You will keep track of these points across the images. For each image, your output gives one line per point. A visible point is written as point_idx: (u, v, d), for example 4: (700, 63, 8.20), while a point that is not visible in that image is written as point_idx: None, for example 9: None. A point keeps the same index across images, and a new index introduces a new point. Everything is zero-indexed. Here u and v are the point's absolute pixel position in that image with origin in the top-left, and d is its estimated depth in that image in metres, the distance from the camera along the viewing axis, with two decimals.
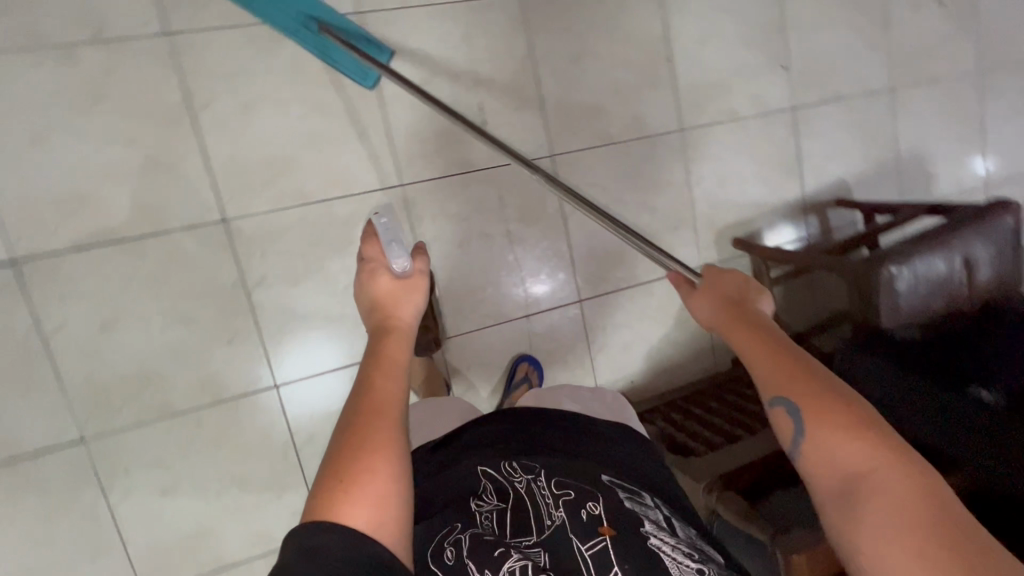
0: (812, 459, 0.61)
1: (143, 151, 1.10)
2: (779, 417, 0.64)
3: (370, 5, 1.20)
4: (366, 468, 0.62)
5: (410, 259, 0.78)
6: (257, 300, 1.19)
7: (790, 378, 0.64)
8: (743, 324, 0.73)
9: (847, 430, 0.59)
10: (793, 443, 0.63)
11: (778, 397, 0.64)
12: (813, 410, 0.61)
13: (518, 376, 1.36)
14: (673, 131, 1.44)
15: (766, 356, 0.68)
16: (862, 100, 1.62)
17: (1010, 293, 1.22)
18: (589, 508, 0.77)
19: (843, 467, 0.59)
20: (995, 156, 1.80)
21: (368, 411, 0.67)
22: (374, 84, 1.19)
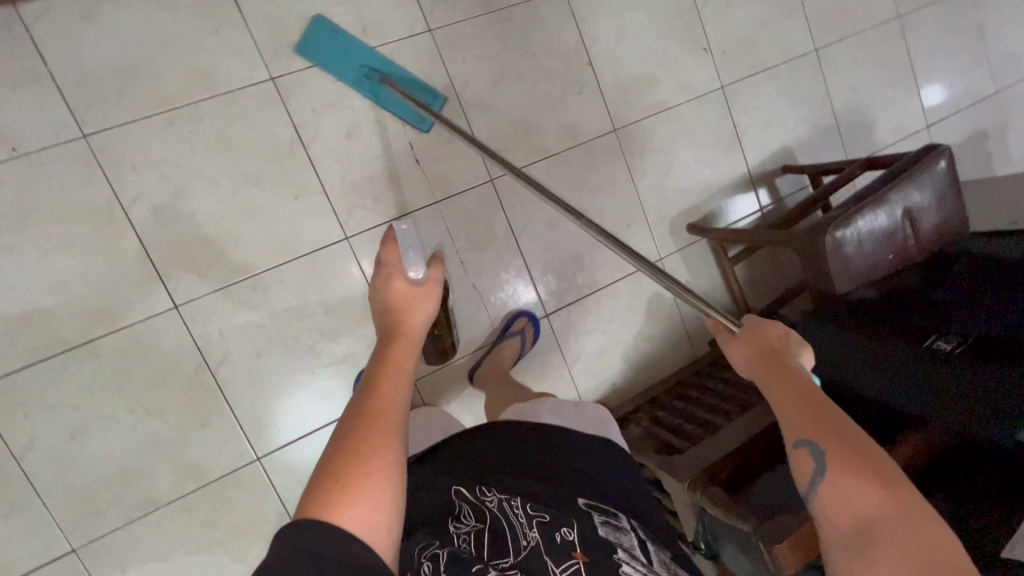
0: (829, 506, 0.59)
1: (80, 255, 1.09)
2: (800, 459, 0.62)
3: (280, 67, 1.19)
4: (365, 467, 0.57)
5: (428, 267, 0.85)
6: (224, 378, 1.19)
7: (819, 423, 0.63)
8: (772, 364, 0.72)
9: (870, 480, 0.57)
10: (811, 488, 0.61)
11: (803, 438, 0.62)
12: (838, 454, 0.60)
13: (513, 329, 1.36)
14: (607, 133, 1.45)
15: (793, 397, 0.66)
16: (791, 65, 1.63)
17: (954, 234, 1.24)
18: (563, 533, 0.72)
19: (864, 516, 0.56)
20: (931, 95, 1.82)
21: (370, 414, 0.63)
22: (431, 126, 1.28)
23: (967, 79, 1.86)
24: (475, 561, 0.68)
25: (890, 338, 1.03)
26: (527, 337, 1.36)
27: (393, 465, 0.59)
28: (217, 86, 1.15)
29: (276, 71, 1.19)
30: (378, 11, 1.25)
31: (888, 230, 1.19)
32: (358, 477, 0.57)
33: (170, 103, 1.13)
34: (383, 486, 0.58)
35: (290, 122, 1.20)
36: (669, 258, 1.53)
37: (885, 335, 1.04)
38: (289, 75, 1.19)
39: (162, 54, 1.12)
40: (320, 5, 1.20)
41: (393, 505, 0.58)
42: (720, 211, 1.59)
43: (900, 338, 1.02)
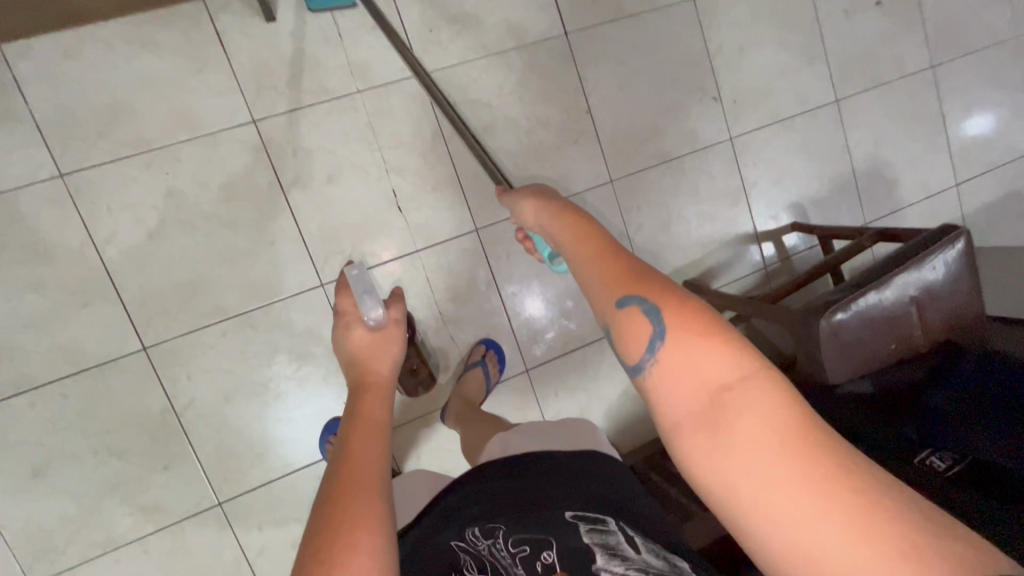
0: (665, 375, 0.48)
1: (53, 294, 1.09)
2: (631, 319, 0.50)
3: (263, 110, 1.16)
4: (345, 559, 0.48)
5: (389, 308, 0.77)
6: (190, 421, 1.18)
7: (632, 275, 0.53)
8: (572, 224, 0.63)
9: (708, 334, 0.47)
10: (649, 355, 0.49)
11: (632, 297, 0.51)
12: (670, 308, 0.49)
13: (473, 359, 1.31)
14: (603, 184, 1.39)
15: (606, 264, 0.56)
16: (807, 116, 1.54)
17: (968, 324, 1.14)
18: (545, 560, 0.73)
19: (707, 383, 0.46)
20: (963, 150, 1.70)
21: (342, 494, 0.55)
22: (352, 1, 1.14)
23: (1006, 134, 1.73)
24: None
25: (875, 446, 0.99)
26: (490, 368, 1.30)
27: (379, 544, 0.51)
28: (197, 128, 1.13)
29: (259, 114, 1.16)
30: (366, 54, 1.21)
31: (894, 312, 1.09)
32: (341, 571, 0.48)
33: (149, 144, 1.12)
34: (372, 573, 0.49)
35: (270, 167, 1.18)
36: None
37: (870, 442, 1.00)
38: (270, 118, 1.17)
39: (142, 95, 1.10)
40: (305, 48, 1.17)
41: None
42: (721, 267, 1.51)
43: (883, 449, 0.99)
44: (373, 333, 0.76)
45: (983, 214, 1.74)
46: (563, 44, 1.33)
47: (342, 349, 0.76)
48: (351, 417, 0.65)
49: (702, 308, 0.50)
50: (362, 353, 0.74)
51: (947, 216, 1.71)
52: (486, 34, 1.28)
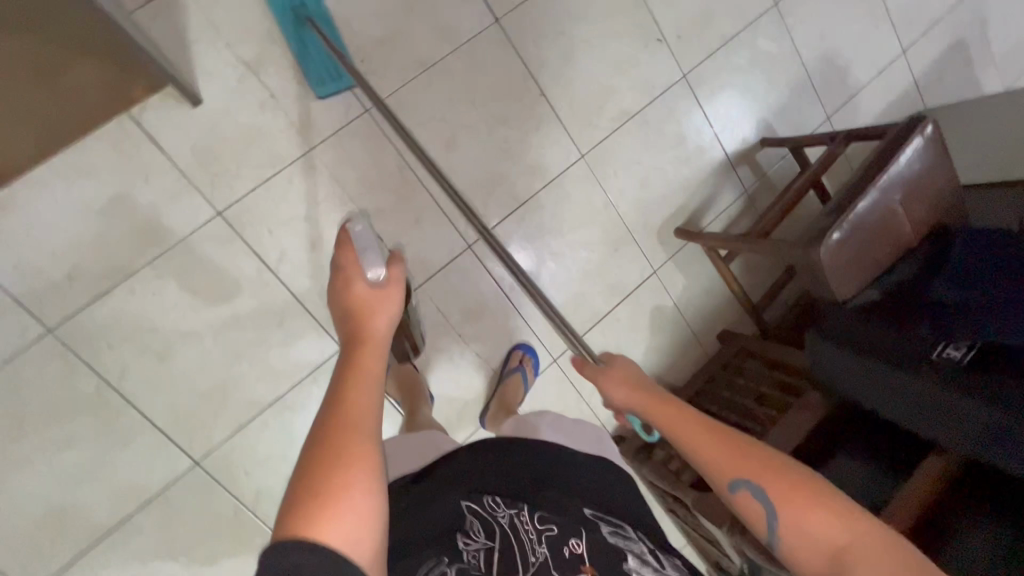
0: (796, 540, 0.60)
1: (88, 443, 1.08)
2: (744, 502, 0.63)
3: (225, 199, 1.11)
4: (346, 476, 0.52)
5: (391, 265, 0.76)
6: (264, 511, 1.22)
7: (735, 458, 0.64)
8: (660, 407, 0.74)
9: (808, 502, 0.59)
10: (773, 530, 0.61)
11: (737, 479, 0.63)
12: (774, 485, 0.61)
13: (512, 364, 1.34)
14: (575, 161, 1.38)
15: (705, 442, 0.67)
16: (751, 28, 1.51)
17: (948, 200, 1.19)
18: (571, 546, 0.66)
19: (823, 545, 0.58)
20: (903, 16, 1.69)
21: (342, 422, 0.56)
22: (352, 82, 1.13)
23: None
24: None
25: (898, 349, 1.03)
26: (528, 371, 1.34)
27: (376, 470, 0.54)
28: (166, 239, 1.09)
29: (222, 203, 1.11)
30: (307, 108, 1.15)
31: (882, 214, 1.14)
32: (342, 488, 0.51)
33: (124, 270, 1.07)
34: (368, 490, 0.53)
35: (252, 253, 1.14)
36: (664, 268, 1.50)
37: (890, 346, 1.04)
38: (235, 205, 1.12)
39: (99, 224, 1.05)
40: (242, 121, 1.11)
41: (378, 513, 0.53)
42: (707, 204, 1.53)
43: (911, 353, 1.02)
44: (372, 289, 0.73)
45: (932, 74, 1.77)
46: (498, 32, 1.27)
47: (338, 298, 0.73)
48: (349, 359, 0.65)
49: (793, 470, 0.62)
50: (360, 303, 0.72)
51: (901, 86, 1.73)
52: (417, 47, 1.22)
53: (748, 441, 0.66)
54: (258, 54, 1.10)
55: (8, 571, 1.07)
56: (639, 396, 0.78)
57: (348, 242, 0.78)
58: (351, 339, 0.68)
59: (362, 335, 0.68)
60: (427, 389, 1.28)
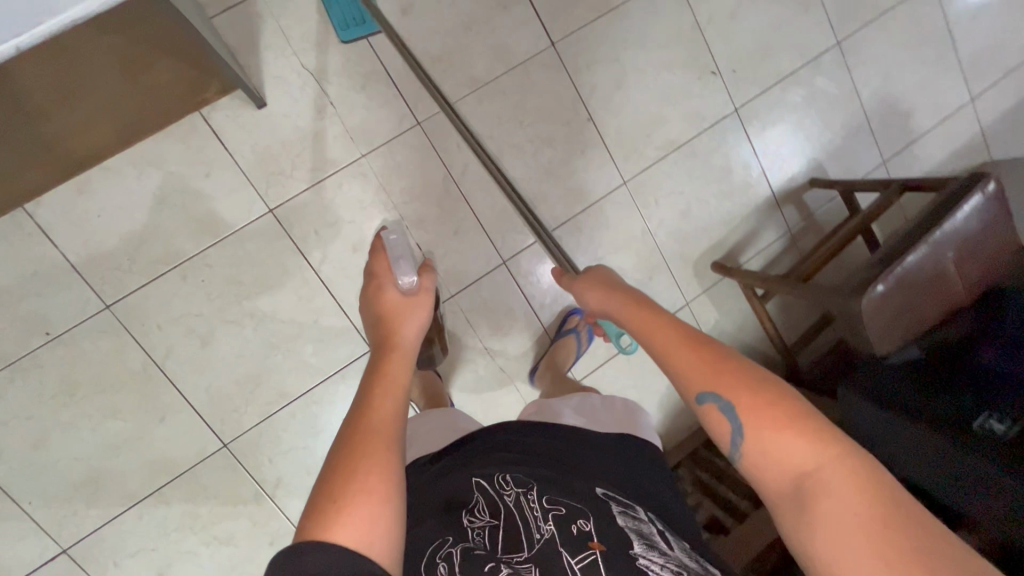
0: (759, 456, 0.58)
1: (129, 415, 1.15)
2: (712, 415, 0.61)
3: (278, 198, 1.17)
4: (362, 479, 0.55)
5: (422, 277, 0.87)
6: (281, 499, 1.25)
7: (712, 373, 0.61)
8: (637, 312, 0.73)
9: (783, 422, 0.57)
10: (734, 446, 0.60)
11: (708, 392, 0.61)
12: (741, 398, 0.59)
13: (568, 325, 1.34)
14: (617, 188, 1.38)
15: (677, 350, 0.65)
16: (810, 67, 1.49)
17: (1007, 262, 1.13)
18: (580, 524, 0.64)
19: (789, 467, 0.56)
20: (975, 65, 1.63)
21: (364, 430, 0.61)
22: (376, 27, 1.16)
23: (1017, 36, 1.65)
24: (486, 561, 0.61)
25: (940, 414, 1.00)
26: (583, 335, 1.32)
27: (392, 476, 0.58)
28: (219, 231, 1.15)
29: (274, 202, 1.17)
30: (362, 117, 1.19)
31: (932, 271, 1.09)
32: (358, 493, 0.54)
33: (179, 257, 1.14)
34: (384, 496, 0.56)
35: (297, 251, 1.19)
36: (697, 301, 1.48)
37: (933, 409, 1.01)
38: (285, 204, 1.17)
39: (162, 212, 1.12)
40: (301, 125, 1.16)
41: (395, 520, 0.56)
42: (748, 241, 1.50)
43: (949, 417, 0.99)
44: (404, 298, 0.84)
45: (1002, 124, 1.69)
46: (552, 56, 1.29)
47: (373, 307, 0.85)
48: (377, 368, 0.71)
49: (777, 392, 0.59)
50: (393, 313, 0.82)
51: (967, 134, 1.65)
52: (472, 65, 1.25)
53: (722, 352, 0.64)
54: (323, 64, 1.16)
55: (45, 526, 1.14)
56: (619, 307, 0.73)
57: (383, 249, 0.92)
58: (381, 348, 0.76)
59: (392, 343, 0.76)
60: (449, 398, 1.29)
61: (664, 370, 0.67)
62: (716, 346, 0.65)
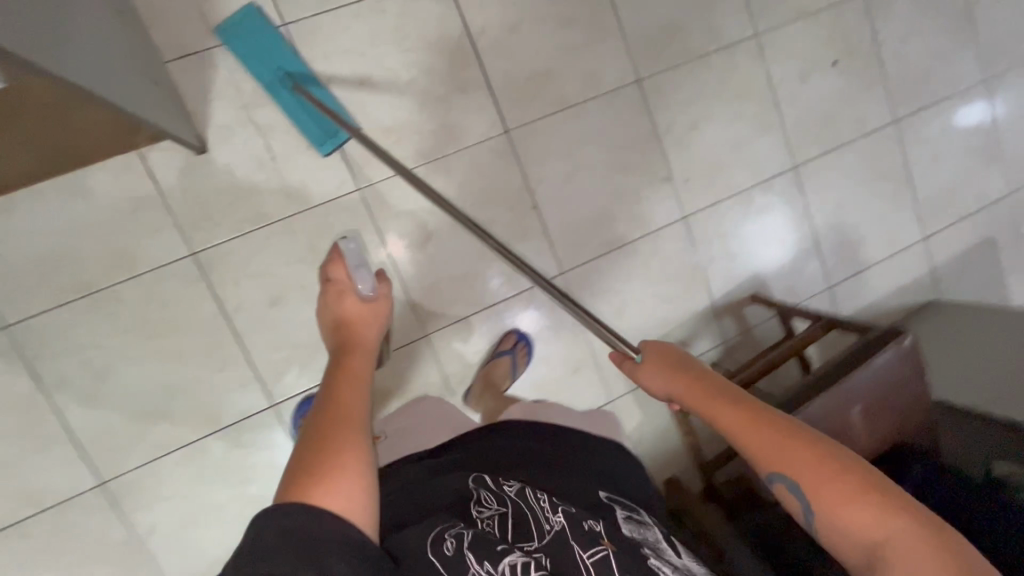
0: (832, 531, 0.60)
1: (5, 440, 1.12)
2: (783, 493, 0.64)
3: (202, 242, 1.17)
4: (331, 466, 0.59)
5: (379, 282, 0.83)
6: (155, 546, 1.20)
7: (775, 448, 0.64)
8: (699, 389, 0.72)
9: (852, 495, 0.59)
10: (807, 517, 0.62)
11: (775, 471, 0.64)
12: (811, 477, 0.61)
13: (504, 348, 1.34)
14: (554, 277, 1.38)
15: (744, 427, 0.66)
16: (764, 186, 1.51)
17: (913, 420, 1.15)
18: (591, 523, 0.67)
19: (868, 543, 0.57)
20: (930, 206, 1.66)
21: (331, 421, 0.64)
22: (347, 133, 1.18)
23: (973, 185, 1.69)
24: (499, 543, 0.63)
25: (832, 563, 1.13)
26: (519, 357, 1.34)
27: (363, 461, 0.61)
28: (136, 267, 1.14)
29: (197, 246, 1.16)
30: (303, 176, 1.20)
31: (837, 420, 1.09)
32: (329, 475, 0.58)
33: (89, 287, 1.12)
34: (355, 478, 0.60)
35: (213, 297, 1.18)
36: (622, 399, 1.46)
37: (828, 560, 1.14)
38: (209, 250, 1.17)
39: (81, 240, 1.11)
40: (238, 175, 1.17)
41: (370, 490, 0.61)
42: (682, 346, 1.50)
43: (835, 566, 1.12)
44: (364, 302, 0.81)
45: (953, 267, 1.70)
46: (504, 142, 1.32)
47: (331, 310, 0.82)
48: (340, 366, 0.73)
49: (840, 465, 0.61)
50: (351, 316, 0.80)
51: (916, 271, 1.67)
52: (423, 140, 1.27)
53: (790, 424, 0.65)
54: (271, 120, 1.18)
55: None
56: (680, 382, 0.75)
57: (335, 254, 0.84)
58: (342, 346, 0.77)
59: (354, 344, 0.77)
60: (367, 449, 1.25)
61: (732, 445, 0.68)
62: (784, 418, 0.66)
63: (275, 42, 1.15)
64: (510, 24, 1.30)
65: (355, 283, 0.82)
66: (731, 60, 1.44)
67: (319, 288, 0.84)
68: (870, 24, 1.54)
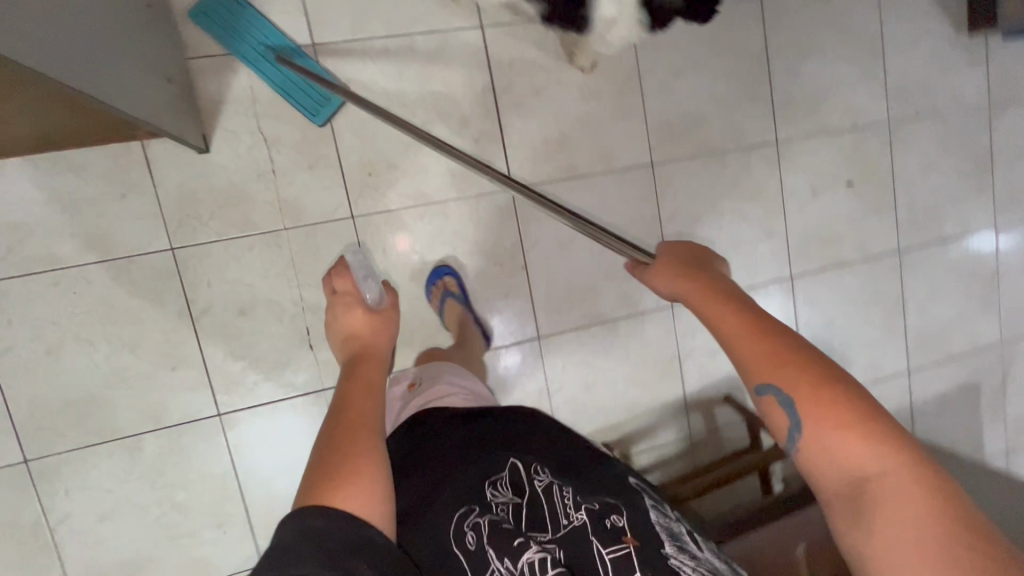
0: (817, 459, 0.61)
1: None
2: (771, 407, 0.64)
3: (183, 239, 1.15)
4: (353, 468, 0.62)
5: (384, 293, 0.87)
6: (61, 536, 1.16)
7: (776, 364, 0.64)
8: (719, 303, 0.71)
9: (846, 425, 0.59)
10: (791, 440, 0.63)
11: (769, 385, 0.64)
12: (808, 404, 0.61)
13: None
14: (529, 340, 1.36)
15: (750, 342, 0.67)
16: (757, 290, 1.50)
17: None
18: (613, 519, 0.71)
19: (849, 469, 0.59)
20: (919, 341, 1.64)
21: (346, 426, 0.66)
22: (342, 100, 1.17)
23: (965, 328, 1.67)
24: (515, 535, 0.69)
25: None
26: None
27: (381, 463, 0.64)
28: (111, 252, 1.12)
29: (177, 242, 1.15)
30: (299, 193, 1.20)
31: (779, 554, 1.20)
32: (348, 481, 0.60)
33: (59, 263, 1.11)
34: (374, 472, 0.63)
35: (182, 295, 1.16)
36: None
37: None
38: (188, 248, 1.15)
39: (62, 215, 1.10)
40: (234, 181, 1.16)
41: (385, 493, 0.63)
42: (645, 433, 1.47)
43: None
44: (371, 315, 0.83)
45: (931, 406, 1.68)
46: (507, 198, 1.31)
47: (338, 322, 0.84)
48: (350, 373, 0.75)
49: (840, 388, 0.61)
50: (358, 330, 0.82)
51: (894, 403, 1.64)
52: (426, 181, 1.26)
53: (796, 346, 0.65)
54: (280, 133, 1.18)
55: None
56: (692, 286, 0.75)
57: (345, 266, 0.87)
58: (354, 359, 0.79)
59: (363, 357, 0.80)
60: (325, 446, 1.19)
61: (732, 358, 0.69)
62: (789, 338, 0.66)
63: (255, 20, 1.14)
64: (535, 86, 1.31)
65: (362, 293, 0.85)
66: (746, 161, 1.44)
67: (325, 298, 0.87)
68: (889, 152, 1.55)
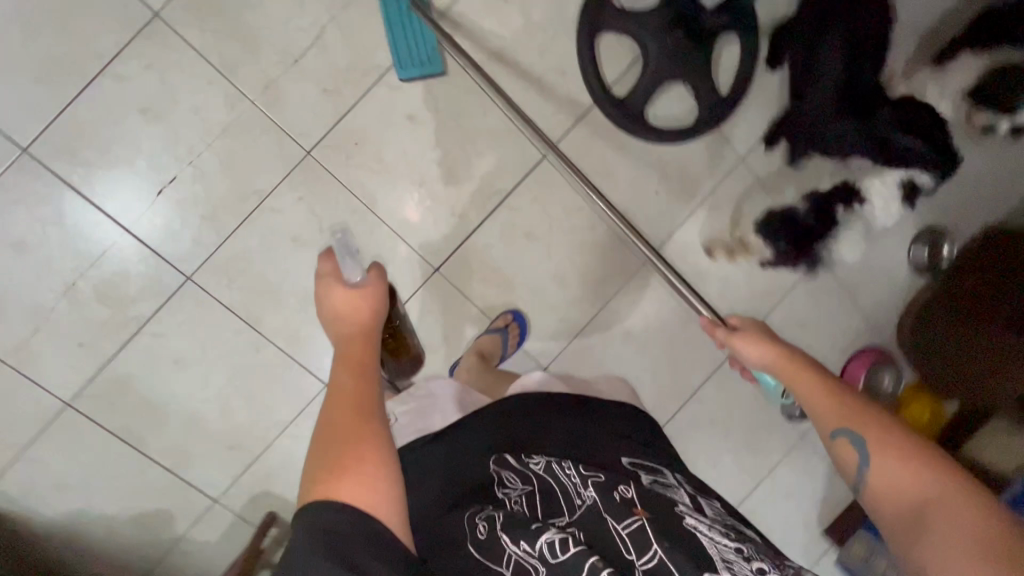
0: (882, 486, 0.65)
1: None
2: (843, 447, 0.69)
3: (171, 19, 1.09)
4: (355, 459, 0.60)
5: (368, 272, 0.76)
6: None
7: (845, 411, 0.70)
8: (798, 368, 0.77)
9: (905, 457, 0.64)
10: (859, 473, 0.68)
11: (844, 428, 0.69)
12: (869, 434, 0.68)
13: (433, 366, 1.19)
14: (313, 378, 1.26)
15: (820, 394, 0.74)
16: None
17: None
18: (622, 492, 0.68)
19: (908, 495, 0.63)
20: None
21: (342, 417, 0.64)
22: (440, 70, 1.18)
23: None
24: (533, 521, 0.64)
25: None
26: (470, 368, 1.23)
27: (383, 448, 0.62)
28: None
29: (165, 16, 1.09)
30: (292, 92, 1.16)
31: None
32: (354, 463, 0.59)
33: None
34: (380, 462, 0.61)
35: (117, 47, 1.08)
36: (218, 510, 1.27)
37: None
38: (167, 28, 1.09)
39: None
40: (259, 33, 1.12)
41: (393, 483, 0.61)
42: None
43: None
44: (352, 291, 0.75)
45: None
46: (424, 269, 1.28)
47: (325, 308, 0.75)
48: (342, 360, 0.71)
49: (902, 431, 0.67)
50: (342, 311, 0.74)
51: None
52: (386, 191, 1.23)
53: (859, 396, 0.72)
54: (334, 46, 1.16)
55: None
56: (774, 353, 0.81)
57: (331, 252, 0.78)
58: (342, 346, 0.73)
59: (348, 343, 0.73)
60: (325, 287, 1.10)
61: (806, 410, 0.75)
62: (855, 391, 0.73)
63: None
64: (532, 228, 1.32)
65: (343, 273, 0.76)
66: None
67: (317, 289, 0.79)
68: None
